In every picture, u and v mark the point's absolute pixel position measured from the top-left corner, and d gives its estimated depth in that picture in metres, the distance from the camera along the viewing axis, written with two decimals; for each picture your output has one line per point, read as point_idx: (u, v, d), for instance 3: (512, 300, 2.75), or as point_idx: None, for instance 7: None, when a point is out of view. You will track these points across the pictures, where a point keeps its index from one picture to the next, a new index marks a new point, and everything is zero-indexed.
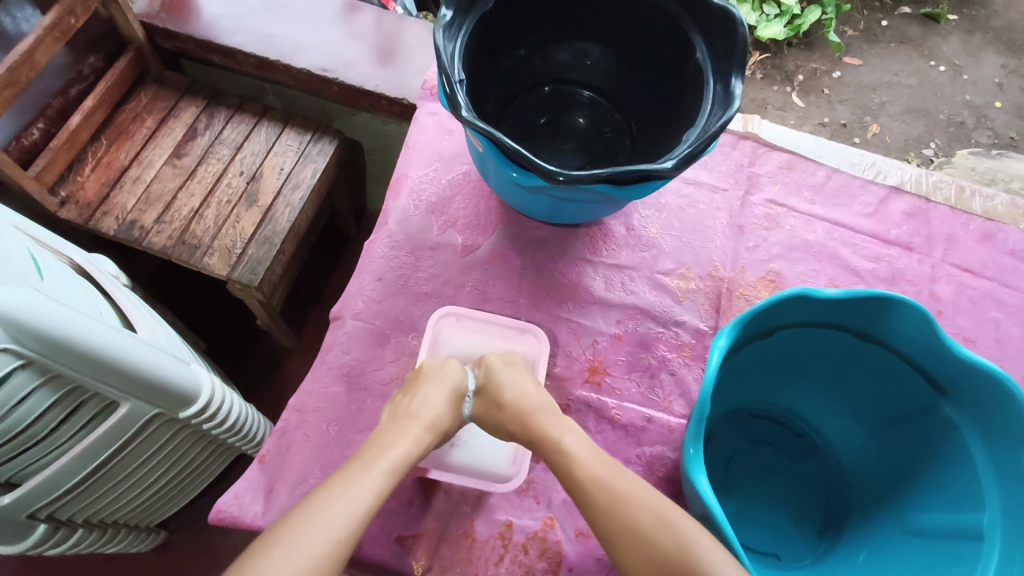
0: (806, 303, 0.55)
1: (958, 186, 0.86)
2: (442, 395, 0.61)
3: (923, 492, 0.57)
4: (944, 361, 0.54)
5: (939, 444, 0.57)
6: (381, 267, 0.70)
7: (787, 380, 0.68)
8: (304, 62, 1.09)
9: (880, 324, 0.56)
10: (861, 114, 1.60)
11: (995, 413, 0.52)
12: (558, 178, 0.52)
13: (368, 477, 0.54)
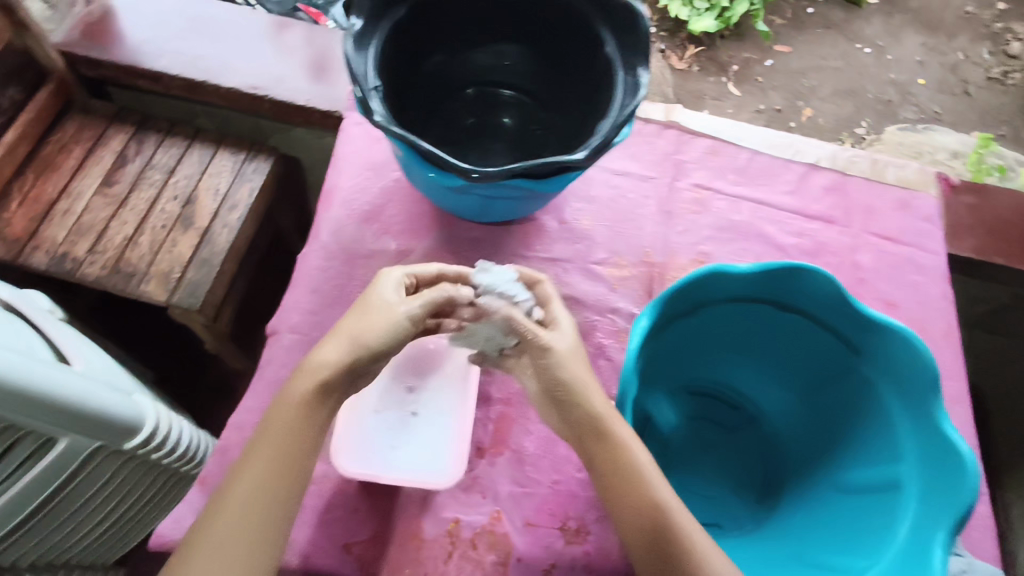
0: (723, 279, 0.57)
1: (872, 159, 0.91)
2: (353, 342, 0.57)
3: (851, 451, 0.60)
4: (857, 323, 0.57)
5: (860, 402, 0.60)
6: (316, 279, 0.71)
7: (720, 357, 0.70)
8: (233, 81, 1.08)
9: (795, 293, 0.59)
10: (794, 100, 1.51)
11: (904, 369, 0.55)
12: (473, 175, 0.54)
13: (257, 475, 0.52)
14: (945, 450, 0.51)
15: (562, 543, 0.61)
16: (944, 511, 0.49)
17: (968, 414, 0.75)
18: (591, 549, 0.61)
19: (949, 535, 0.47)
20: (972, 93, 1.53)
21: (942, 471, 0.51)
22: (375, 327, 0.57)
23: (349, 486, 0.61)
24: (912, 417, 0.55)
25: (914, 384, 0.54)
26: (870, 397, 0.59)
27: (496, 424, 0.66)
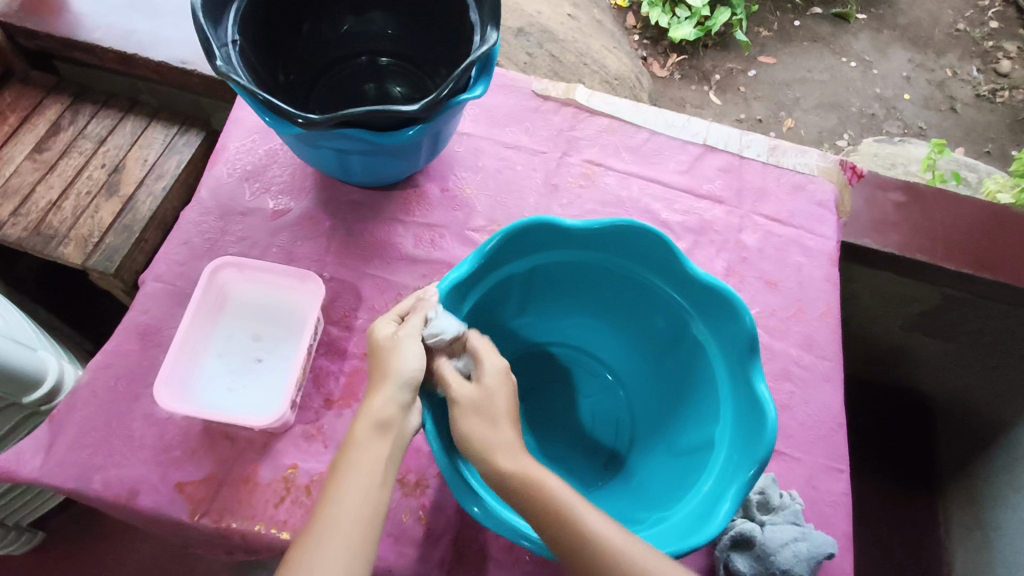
0: (553, 235, 0.62)
1: (771, 144, 0.90)
2: (393, 396, 0.53)
3: (687, 414, 0.64)
4: (684, 280, 0.62)
5: (694, 363, 0.64)
6: (190, 232, 0.74)
7: (580, 318, 0.75)
8: (162, 55, 1.04)
9: (628, 254, 0.64)
10: (777, 110, 1.63)
11: (730, 332, 0.59)
12: (299, 121, 0.55)
13: (337, 524, 0.47)
14: (753, 408, 0.55)
15: (397, 495, 0.62)
16: (744, 465, 0.53)
17: (839, 393, 0.74)
18: (425, 502, 0.62)
19: (739, 491, 0.50)
20: (958, 110, 1.64)
21: (751, 429, 0.55)
22: (385, 390, 0.54)
23: (189, 428, 0.63)
24: (732, 375, 0.59)
25: (737, 346, 0.58)
26: (702, 360, 0.62)
27: (348, 377, 0.66)
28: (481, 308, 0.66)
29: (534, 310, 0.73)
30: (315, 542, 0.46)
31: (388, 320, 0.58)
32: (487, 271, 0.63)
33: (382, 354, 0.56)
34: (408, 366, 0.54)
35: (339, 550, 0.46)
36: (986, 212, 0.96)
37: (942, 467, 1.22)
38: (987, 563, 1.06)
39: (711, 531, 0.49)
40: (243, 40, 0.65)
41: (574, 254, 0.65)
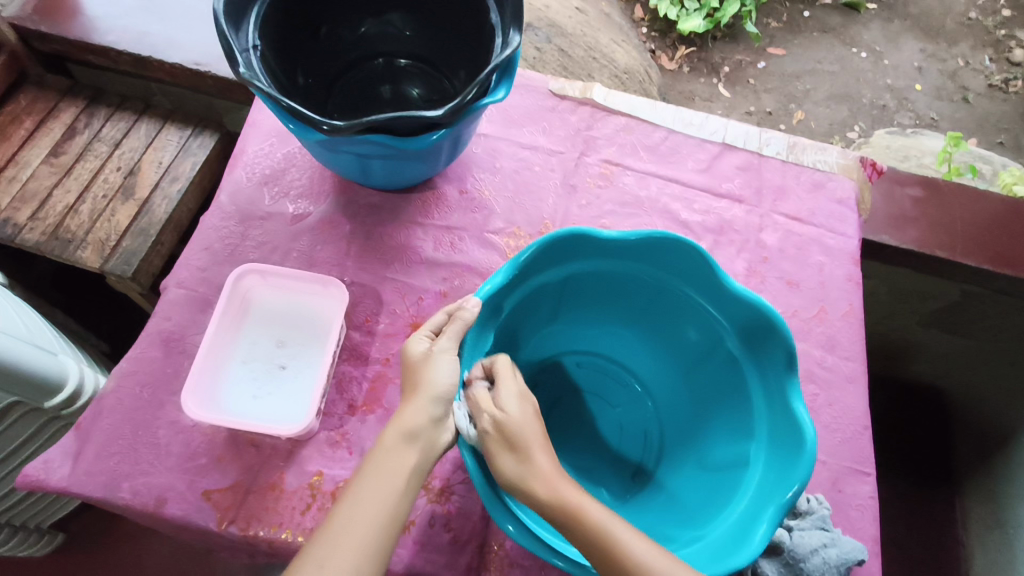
0: (585, 246, 0.62)
1: (790, 142, 0.89)
2: (424, 409, 0.53)
3: (720, 429, 0.64)
4: (719, 295, 0.61)
5: (727, 377, 0.64)
6: (210, 237, 0.74)
7: (607, 327, 0.74)
8: (176, 57, 1.04)
9: (661, 265, 0.63)
10: (786, 102, 1.62)
11: (768, 348, 0.59)
12: (323, 128, 0.55)
13: (346, 525, 0.49)
14: (792, 428, 0.55)
15: (423, 501, 0.63)
16: (783, 487, 0.52)
17: (864, 394, 0.73)
18: (451, 509, 0.63)
19: (776, 511, 0.50)
20: (971, 100, 1.62)
21: (789, 450, 0.54)
22: (413, 406, 0.54)
23: (215, 435, 0.63)
24: (768, 393, 0.58)
25: (776, 363, 0.58)
26: (737, 375, 0.62)
27: (371, 383, 0.66)
28: (510, 319, 0.66)
29: (562, 319, 0.73)
30: (324, 537, 0.49)
31: (422, 338, 0.57)
32: (518, 281, 0.62)
33: (414, 369, 0.55)
34: (437, 386, 0.54)
35: (347, 549, 0.48)
36: (1005, 206, 0.95)
37: (959, 463, 1.21)
38: (1007, 560, 1.05)
39: (750, 553, 0.48)
40: (263, 44, 0.65)
41: (607, 264, 0.64)
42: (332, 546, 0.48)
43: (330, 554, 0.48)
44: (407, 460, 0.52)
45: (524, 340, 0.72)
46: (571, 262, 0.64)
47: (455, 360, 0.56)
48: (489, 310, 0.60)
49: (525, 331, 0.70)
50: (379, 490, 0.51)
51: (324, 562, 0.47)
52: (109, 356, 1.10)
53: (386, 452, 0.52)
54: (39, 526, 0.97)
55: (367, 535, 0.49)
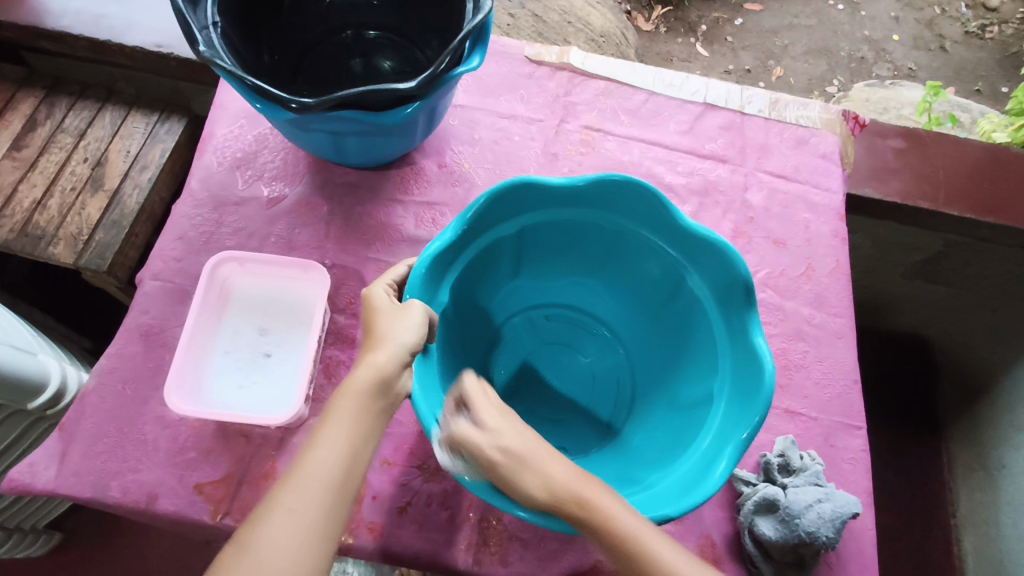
0: (542, 194, 0.61)
1: (772, 99, 0.88)
2: (390, 363, 0.49)
3: (685, 372, 0.64)
4: (681, 236, 0.60)
5: (691, 320, 0.63)
6: (184, 226, 0.72)
7: (574, 280, 0.74)
8: (136, 39, 0.99)
9: (620, 210, 0.62)
10: (765, 59, 1.59)
11: (730, 288, 0.58)
12: (292, 106, 0.53)
13: (317, 473, 0.45)
14: (751, 366, 0.55)
15: (419, 481, 0.62)
16: (742, 423, 0.52)
17: (853, 349, 0.74)
18: (447, 487, 0.62)
19: (735, 451, 0.50)
20: (948, 49, 1.61)
21: (750, 386, 0.54)
22: (379, 353, 0.49)
23: (203, 428, 0.62)
24: (731, 333, 0.58)
25: (734, 303, 0.58)
26: (699, 319, 0.62)
27: None
28: (469, 275, 0.64)
29: (525, 274, 0.72)
30: (293, 485, 0.44)
31: (383, 285, 0.55)
32: (473, 234, 0.61)
33: (378, 317, 0.52)
34: (405, 335, 0.50)
35: (318, 498, 0.44)
36: (985, 153, 0.95)
37: (944, 410, 1.23)
38: (994, 501, 1.08)
39: (715, 483, 0.49)
40: (223, 20, 0.62)
41: (564, 212, 0.63)
42: (300, 496, 0.44)
43: (298, 503, 0.44)
44: (380, 406, 0.48)
45: (488, 297, 0.71)
46: (528, 213, 0.63)
47: (424, 314, 0.51)
48: (443, 264, 0.58)
49: (487, 287, 0.70)
50: (353, 436, 0.47)
51: (293, 513, 0.43)
52: (92, 352, 1.08)
53: (358, 396, 0.48)
54: (35, 527, 0.96)
55: (340, 485, 0.45)
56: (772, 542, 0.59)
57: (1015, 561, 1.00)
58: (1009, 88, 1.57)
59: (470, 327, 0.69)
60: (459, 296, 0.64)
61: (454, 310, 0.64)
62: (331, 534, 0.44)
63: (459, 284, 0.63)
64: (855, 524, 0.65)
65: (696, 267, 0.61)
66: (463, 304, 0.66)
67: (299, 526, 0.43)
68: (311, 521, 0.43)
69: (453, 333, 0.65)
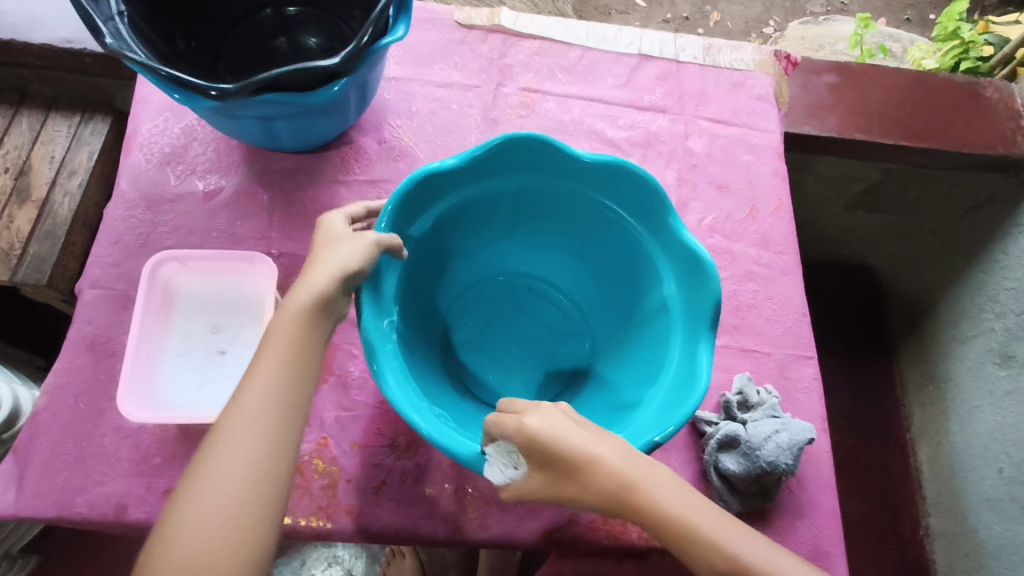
0: (537, 159, 0.61)
1: (706, 44, 0.88)
2: (327, 280, 0.48)
3: (639, 347, 0.64)
4: (663, 222, 0.60)
5: (653, 302, 0.63)
6: (118, 230, 0.69)
7: (557, 257, 0.74)
8: (42, 37, 0.93)
9: (604, 187, 0.62)
10: (700, 4, 1.59)
11: (698, 286, 0.57)
12: (212, 93, 0.51)
13: (260, 397, 0.45)
14: (694, 367, 0.54)
15: (391, 459, 0.63)
16: (667, 420, 0.51)
17: (800, 283, 0.76)
18: (420, 461, 0.63)
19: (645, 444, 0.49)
20: None
21: (685, 382, 0.54)
22: (318, 274, 0.49)
23: (165, 433, 0.61)
24: (686, 327, 0.58)
25: (699, 299, 0.57)
26: (660, 300, 0.62)
27: None
28: (436, 233, 0.64)
29: (505, 239, 0.73)
30: (201, 488, 0.42)
31: (339, 216, 0.55)
32: (450, 184, 0.61)
33: (324, 243, 0.52)
34: (348, 259, 0.49)
35: (229, 498, 0.41)
36: (913, 81, 0.97)
37: (894, 332, 1.29)
38: (943, 411, 1.14)
39: (661, 435, 0.49)
40: (128, 9, 0.59)
41: (552, 185, 0.64)
42: (242, 423, 0.44)
43: (209, 504, 0.41)
44: (316, 334, 0.48)
45: (464, 254, 0.71)
46: (514, 177, 0.63)
47: (373, 242, 0.50)
48: (409, 209, 0.58)
49: (462, 246, 0.70)
50: (294, 359, 0.47)
51: (238, 439, 0.43)
52: (45, 370, 1.05)
53: (295, 315, 0.47)
54: (10, 553, 0.93)
55: (253, 482, 0.42)
56: (736, 475, 0.62)
57: (965, 465, 1.07)
58: (935, 15, 1.62)
59: (435, 282, 0.70)
60: (424, 251, 0.64)
61: (427, 252, 0.64)
62: (278, 458, 0.44)
63: (440, 226, 0.63)
64: (813, 449, 0.69)
65: (667, 258, 0.61)
66: (431, 259, 0.66)
67: (244, 448, 0.43)
68: (255, 447, 0.43)
69: (419, 283, 0.65)
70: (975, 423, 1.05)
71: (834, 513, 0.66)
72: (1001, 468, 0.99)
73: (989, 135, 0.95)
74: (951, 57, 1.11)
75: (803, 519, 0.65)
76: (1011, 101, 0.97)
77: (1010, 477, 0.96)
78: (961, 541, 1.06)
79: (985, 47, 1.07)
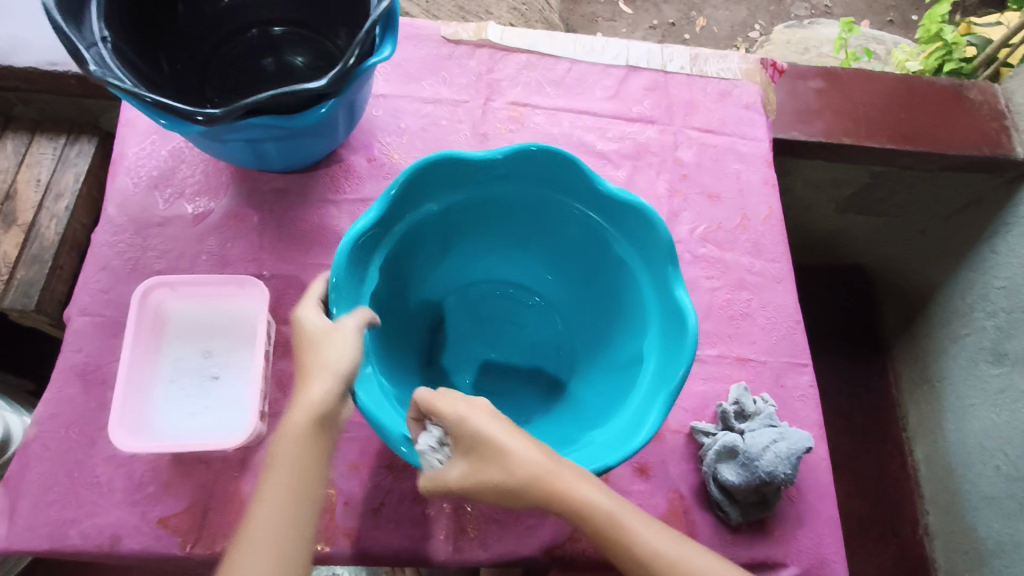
0: (614, 209, 0.60)
1: (692, 54, 0.89)
2: (322, 390, 0.48)
3: (598, 397, 0.61)
4: (677, 330, 0.55)
5: (623, 376, 0.59)
6: (107, 256, 0.68)
7: (587, 316, 0.71)
8: (26, 60, 0.92)
9: (652, 259, 0.59)
10: (687, 10, 1.60)
11: (638, 421, 0.52)
12: (198, 118, 0.50)
13: (270, 520, 0.45)
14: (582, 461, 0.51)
15: (389, 480, 0.62)
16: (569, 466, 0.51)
17: (794, 291, 0.76)
18: (418, 482, 0.63)
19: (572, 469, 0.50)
20: None
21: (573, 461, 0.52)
22: (314, 387, 0.49)
23: (159, 461, 0.60)
24: (608, 436, 0.53)
25: (631, 427, 0.52)
26: (629, 378, 0.58)
27: None
28: (496, 210, 0.65)
29: (566, 275, 0.72)
30: (249, 538, 0.44)
31: (321, 302, 0.54)
32: (542, 183, 0.61)
33: (312, 339, 0.51)
34: (340, 360, 0.49)
35: (279, 542, 0.44)
36: (898, 84, 0.98)
37: (888, 332, 1.30)
38: (937, 412, 1.14)
39: (615, 459, 0.49)
40: (113, 35, 0.59)
41: (617, 247, 0.61)
42: (257, 551, 0.44)
43: (258, 553, 0.44)
44: (322, 440, 0.48)
45: (534, 252, 0.71)
46: (609, 227, 0.61)
47: (354, 335, 0.50)
48: (478, 170, 0.59)
49: (534, 242, 0.70)
50: (301, 480, 0.46)
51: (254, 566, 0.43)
52: (35, 394, 1.04)
53: (297, 441, 0.47)
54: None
55: (294, 525, 0.45)
56: (736, 486, 0.62)
57: (962, 464, 1.07)
58: (918, 16, 1.64)
59: (486, 246, 0.71)
60: (478, 217, 0.66)
61: (480, 222, 0.66)
62: None
63: (506, 208, 0.65)
64: (811, 457, 0.68)
65: (654, 359, 0.56)
66: (490, 226, 0.68)
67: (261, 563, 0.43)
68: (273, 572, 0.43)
69: (457, 233, 0.67)
70: (971, 423, 1.05)
71: (834, 520, 0.66)
72: (997, 466, 0.99)
73: (975, 137, 0.95)
74: (934, 59, 1.12)
75: (803, 528, 0.65)
76: (994, 101, 0.98)
77: (1007, 475, 0.96)
78: (961, 540, 1.06)
79: (967, 49, 1.08)
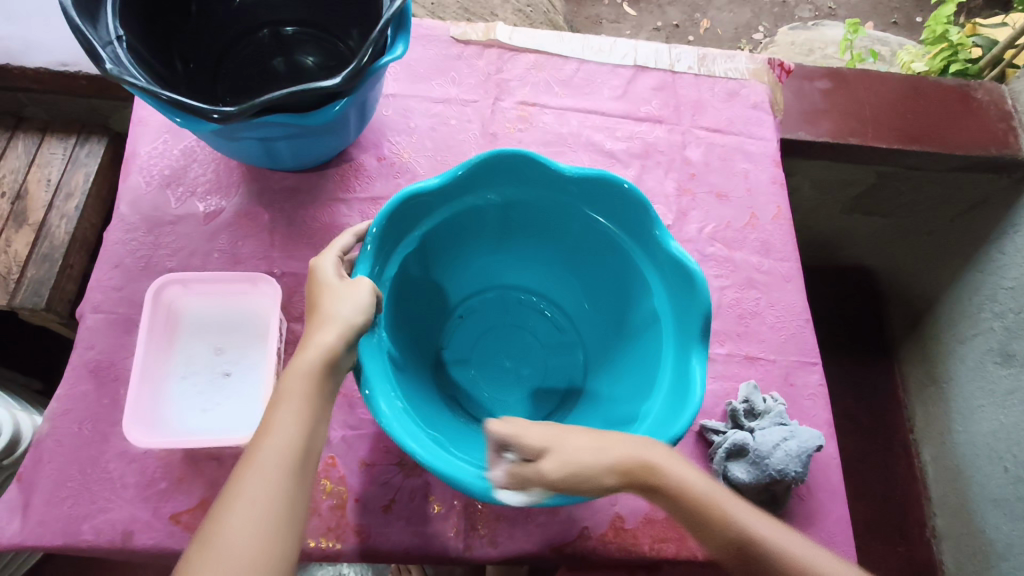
0: (653, 240, 0.59)
1: (699, 54, 0.89)
2: (332, 336, 0.49)
3: (604, 415, 0.61)
4: (682, 386, 0.54)
5: (632, 404, 0.59)
6: (119, 253, 0.69)
7: (606, 342, 0.70)
8: (37, 61, 0.93)
9: (681, 299, 0.58)
10: (691, 12, 1.61)
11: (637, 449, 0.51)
12: (214, 116, 0.51)
13: (273, 460, 0.44)
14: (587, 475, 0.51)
15: (400, 477, 0.62)
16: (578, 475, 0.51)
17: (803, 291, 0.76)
18: (429, 478, 0.63)
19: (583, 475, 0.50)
20: None
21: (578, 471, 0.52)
22: (326, 333, 0.49)
23: (171, 457, 0.60)
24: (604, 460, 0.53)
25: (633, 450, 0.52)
26: (634, 410, 0.57)
27: None
28: (542, 217, 0.66)
29: (595, 301, 0.71)
30: (251, 472, 0.44)
31: (333, 257, 0.55)
32: (606, 211, 0.62)
33: (324, 292, 0.51)
34: (351, 313, 0.49)
35: (282, 480, 0.44)
36: (905, 85, 0.98)
37: (894, 334, 1.29)
38: (945, 412, 1.14)
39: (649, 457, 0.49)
40: (128, 34, 0.59)
41: (648, 276, 0.61)
42: (259, 486, 0.43)
43: (260, 489, 0.43)
44: (329, 387, 0.49)
45: (574, 272, 0.71)
46: (650, 270, 0.61)
47: (370, 292, 0.51)
48: (557, 179, 0.61)
49: (576, 262, 0.70)
50: (307, 424, 0.47)
51: (255, 501, 0.43)
52: (43, 393, 1.04)
53: (308, 379, 0.47)
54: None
55: (299, 466, 0.45)
56: (745, 484, 0.62)
57: (969, 464, 1.07)
58: (922, 17, 1.64)
59: (530, 254, 0.72)
60: (524, 222, 0.67)
61: (529, 226, 0.68)
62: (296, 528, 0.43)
63: (553, 219, 0.65)
64: (820, 455, 0.68)
65: (661, 400, 0.55)
66: (538, 234, 0.69)
67: (262, 503, 0.42)
68: (274, 508, 0.43)
69: (516, 233, 0.69)
70: (979, 423, 1.05)
71: (844, 520, 0.66)
72: (1006, 467, 0.98)
73: (982, 137, 0.95)
74: (940, 59, 1.12)
75: (813, 527, 0.65)
76: (1001, 102, 0.98)
77: (1016, 476, 0.96)
78: (969, 541, 1.05)
79: (973, 50, 1.09)
